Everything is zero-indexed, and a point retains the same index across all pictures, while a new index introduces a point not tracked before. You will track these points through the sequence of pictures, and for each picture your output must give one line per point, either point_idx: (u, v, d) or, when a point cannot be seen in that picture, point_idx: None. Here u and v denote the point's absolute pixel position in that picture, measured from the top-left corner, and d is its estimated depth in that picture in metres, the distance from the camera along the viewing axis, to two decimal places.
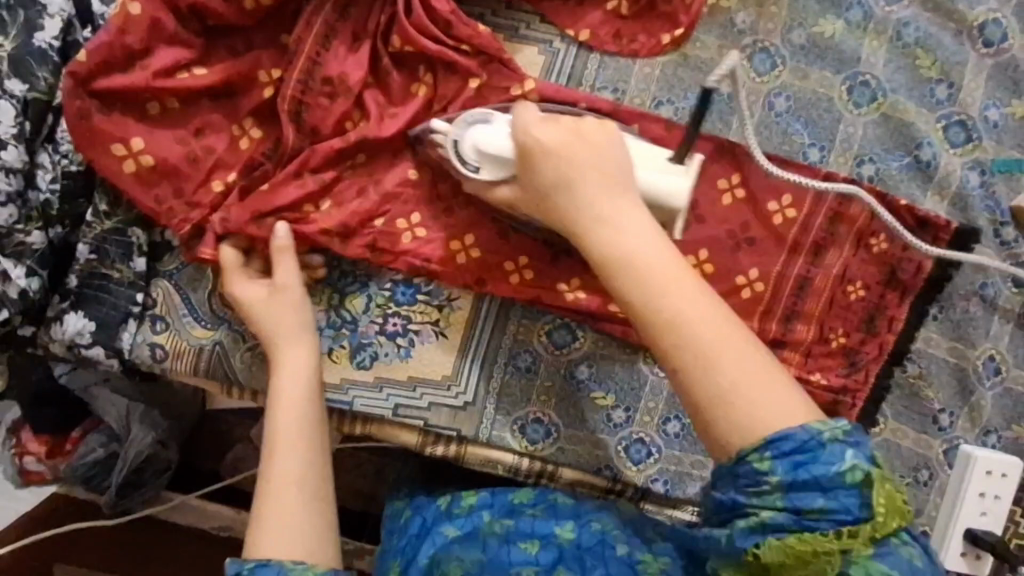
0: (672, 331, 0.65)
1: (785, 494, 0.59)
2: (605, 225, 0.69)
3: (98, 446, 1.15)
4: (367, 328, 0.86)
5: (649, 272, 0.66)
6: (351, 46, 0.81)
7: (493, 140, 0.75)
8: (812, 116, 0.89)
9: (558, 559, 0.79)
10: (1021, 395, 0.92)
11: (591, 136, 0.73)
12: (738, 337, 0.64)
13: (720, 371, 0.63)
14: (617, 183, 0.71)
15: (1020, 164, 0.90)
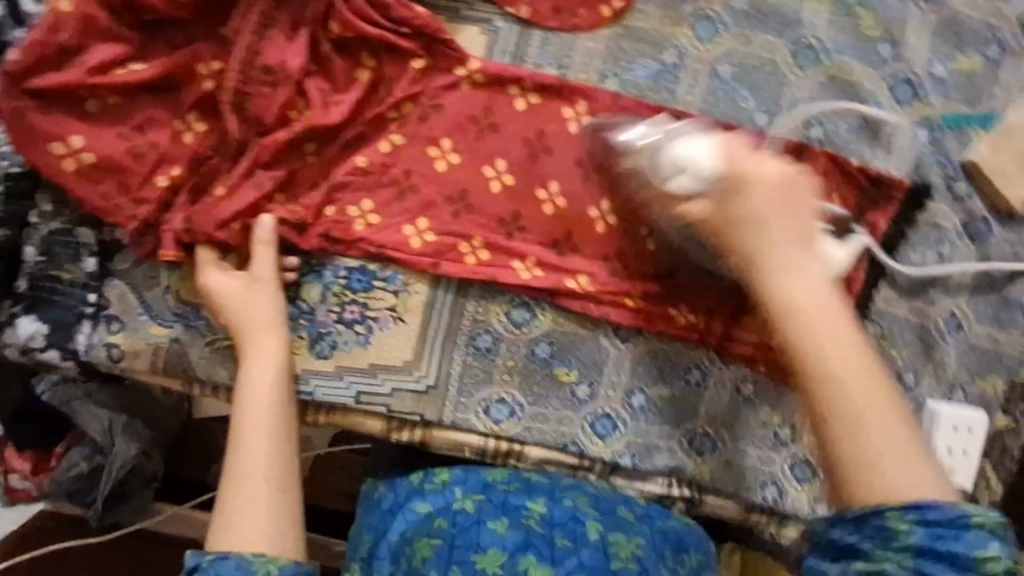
0: (834, 381, 0.63)
1: (916, 557, 0.56)
2: (789, 272, 0.69)
3: (81, 460, 1.10)
4: (324, 318, 0.87)
5: (817, 323, 0.66)
6: (290, 34, 0.81)
7: (694, 150, 0.74)
8: (757, 81, 0.89)
9: (527, 544, 0.77)
10: (987, 351, 0.92)
11: (804, 191, 0.74)
12: (893, 411, 0.62)
13: (869, 432, 0.61)
14: (810, 245, 0.71)
15: (967, 119, 0.91)
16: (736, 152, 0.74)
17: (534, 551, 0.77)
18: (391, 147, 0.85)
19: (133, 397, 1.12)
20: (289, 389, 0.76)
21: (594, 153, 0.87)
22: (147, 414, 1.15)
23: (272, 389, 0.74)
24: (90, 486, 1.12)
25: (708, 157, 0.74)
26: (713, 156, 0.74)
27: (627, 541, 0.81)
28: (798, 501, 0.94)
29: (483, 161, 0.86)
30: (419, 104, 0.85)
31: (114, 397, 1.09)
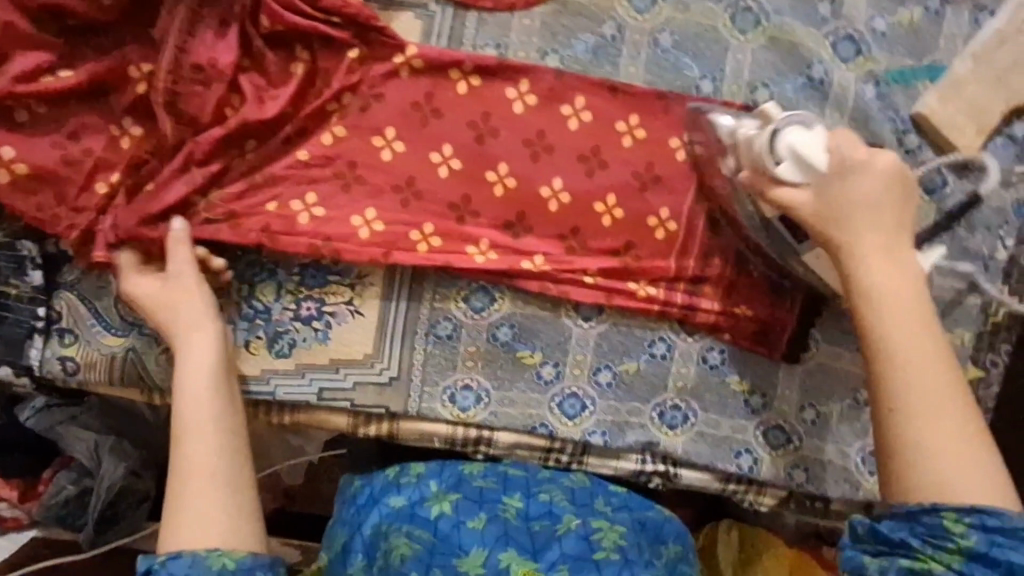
0: (909, 375, 0.65)
1: (966, 561, 0.59)
2: (877, 256, 0.70)
3: (68, 484, 1.08)
4: (281, 316, 0.86)
5: (897, 316, 0.67)
6: (220, 30, 0.80)
7: (815, 147, 0.72)
8: (698, 48, 0.89)
9: (506, 538, 0.77)
10: (949, 304, 0.94)
11: (903, 178, 0.73)
12: (959, 404, 0.65)
13: (930, 423, 0.64)
14: (899, 233, 0.71)
15: (912, 73, 0.91)
16: (847, 143, 0.72)
17: (514, 545, 0.77)
18: (334, 139, 0.84)
19: (119, 419, 1.12)
20: (228, 386, 0.76)
21: (540, 131, 0.87)
22: (134, 433, 1.12)
23: (208, 388, 0.73)
24: (80, 510, 1.08)
25: (822, 156, 0.72)
26: (824, 150, 0.72)
27: (611, 526, 0.81)
28: (772, 468, 0.94)
29: (428, 147, 0.85)
30: (359, 94, 0.84)
31: (97, 418, 1.09)
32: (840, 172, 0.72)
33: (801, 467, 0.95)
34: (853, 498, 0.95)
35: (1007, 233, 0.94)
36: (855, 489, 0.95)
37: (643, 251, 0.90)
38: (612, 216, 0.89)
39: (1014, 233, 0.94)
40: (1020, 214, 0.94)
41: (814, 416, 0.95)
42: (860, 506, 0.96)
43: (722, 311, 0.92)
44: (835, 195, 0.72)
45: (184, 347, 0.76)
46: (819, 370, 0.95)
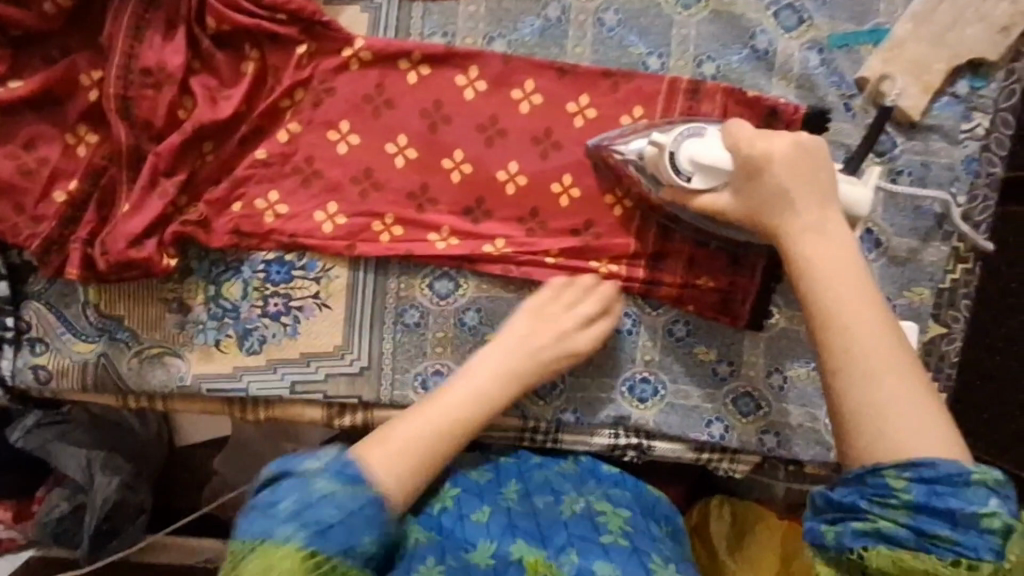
0: (848, 338, 0.68)
1: (912, 515, 0.60)
2: (807, 233, 0.74)
3: (62, 501, 1.16)
4: (249, 314, 0.87)
5: (832, 286, 0.70)
6: (167, 33, 0.81)
7: (711, 153, 0.79)
8: (643, 25, 0.91)
9: (512, 529, 0.79)
10: (906, 262, 0.96)
11: (815, 153, 0.76)
12: (902, 365, 0.67)
13: (875, 385, 0.66)
14: (828, 205, 0.75)
15: (855, 36, 0.93)
16: (742, 133, 0.78)
17: (522, 535, 0.79)
18: (289, 136, 0.86)
19: (112, 434, 1.19)
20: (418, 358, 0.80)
21: (493, 116, 0.88)
22: (127, 446, 1.20)
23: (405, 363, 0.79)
24: (77, 523, 1.17)
25: (722, 158, 0.78)
26: (723, 151, 0.79)
27: (615, 512, 0.84)
28: (743, 435, 0.96)
29: (383, 137, 0.87)
30: (311, 89, 0.85)
31: (86, 434, 1.16)
32: (748, 168, 0.77)
33: (772, 432, 0.96)
34: (825, 460, 0.96)
35: (958, 190, 0.95)
36: (827, 451, 0.96)
37: (603, 228, 0.91)
38: (569, 195, 0.90)
39: (965, 189, 0.95)
40: (969, 168, 0.95)
41: (781, 381, 0.96)
42: (832, 468, 0.97)
43: (684, 283, 0.93)
44: (753, 189, 0.77)
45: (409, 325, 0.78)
46: (783, 335, 0.96)
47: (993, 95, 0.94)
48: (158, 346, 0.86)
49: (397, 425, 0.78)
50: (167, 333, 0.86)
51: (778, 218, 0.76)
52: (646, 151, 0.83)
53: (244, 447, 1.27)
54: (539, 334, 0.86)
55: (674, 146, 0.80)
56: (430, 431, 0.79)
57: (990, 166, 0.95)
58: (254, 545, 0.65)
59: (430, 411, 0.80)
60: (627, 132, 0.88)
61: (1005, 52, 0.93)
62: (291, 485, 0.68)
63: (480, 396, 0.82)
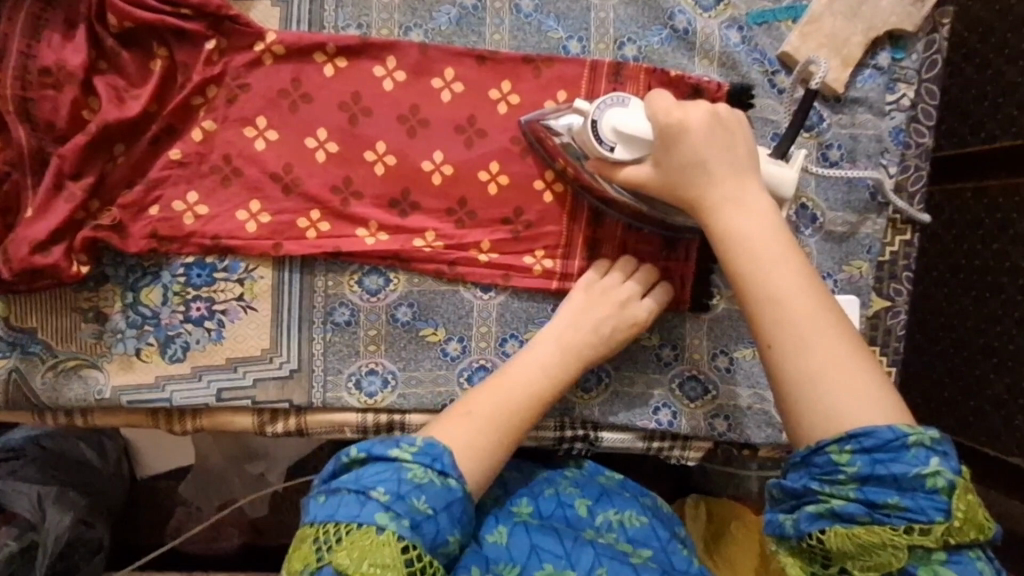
0: (773, 308, 0.66)
1: (860, 487, 0.57)
2: (730, 205, 0.72)
3: (10, 539, 1.04)
4: (170, 319, 0.84)
5: (761, 255, 0.68)
6: (67, 33, 0.80)
7: (635, 122, 0.77)
8: (560, 10, 0.90)
9: (537, 550, 0.72)
10: (843, 236, 0.95)
11: (728, 125, 0.76)
12: (836, 328, 0.64)
13: (810, 349, 0.63)
14: (746, 175, 0.74)
15: (772, 13, 0.93)
16: (661, 102, 0.77)
17: (548, 558, 0.71)
18: (204, 135, 0.83)
19: (66, 468, 1.14)
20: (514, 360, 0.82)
21: (414, 106, 0.87)
22: (83, 479, 1.16)
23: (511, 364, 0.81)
24: (29, 564, 1.05)
25: (644, 126, 0.77)
26: (646, 121, 0.77)
27: (637, 551, 0.76)
28: (692, 420, 0.93)
29: (302, 132, 0.85)
30: (224, 86, 0.84)
31: (37, 468, 1.12)
32: (666, 138, 0.76)
33: (722, 415, 0.93)
34: (778, 441, 0.93)
35: (888, 161, 0.95)
36: (778, 432, 0.93)
37: (534, 216, 0.89)
38: (497, 183, 0.88)
39: (896, 160, 0.96)
40: (897, 139, 0.96)
41: (727, 363, 0.94)
42: (785, 450, 0.94)
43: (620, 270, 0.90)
44: (671, 160, 0.76)
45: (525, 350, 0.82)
46: (727, 315, 0.94)
47: (914, 66, 0.95)
48: (75, 357, 0.83)
49: (472, 399, 0.76)
50: (84, 343, 0.83)
51: (698, 190, 0.74)
52: (574, 125, 0.81)
53: (210, 473, 1.25)
54: (597, 308, 0.84)
55: (597, 114, 0.78)
56: (506, 405, 0.76)
57: (919, 136, 0.96)
58: (345, 527, 0.60)
59: (499, 385, 0.77)
60: (558, 108, 0.86)
61: (920, 22, 0.94)
62: (380, 471, 0.64)
63: (545, 369, 0.80)
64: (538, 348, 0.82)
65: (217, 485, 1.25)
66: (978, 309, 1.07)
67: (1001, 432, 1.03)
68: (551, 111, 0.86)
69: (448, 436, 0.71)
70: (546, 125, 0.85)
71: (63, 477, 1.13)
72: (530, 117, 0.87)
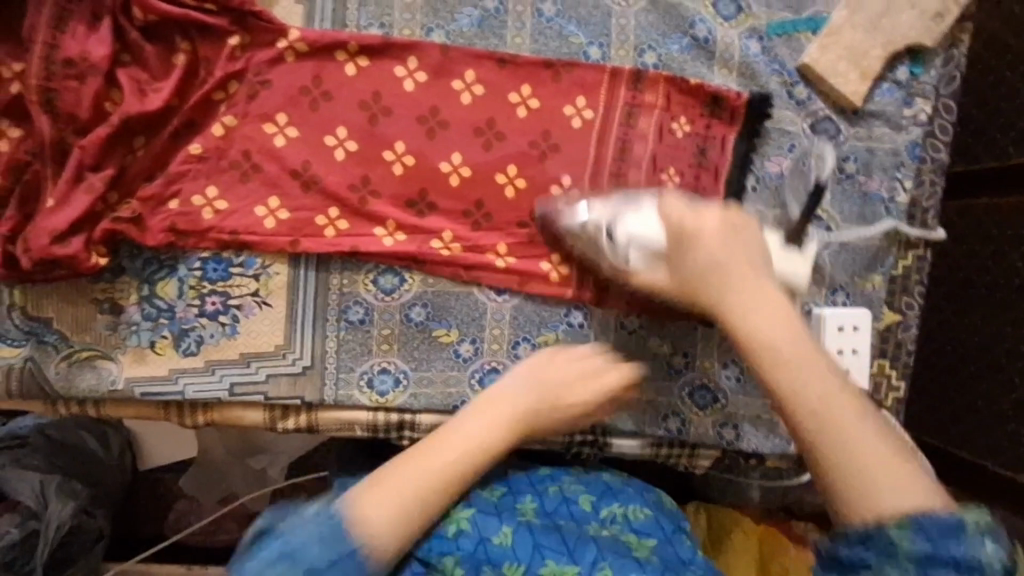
0: (809, 401, 0.61)
1: (920, 565, 0.53)
2: (743, 300, 0.68)
3: (12, 527, 1.05)
4: (185, 313, 0.84)
5: (785, 346, 0.64)
6: (91, 25, 0.80)
7: (646, 229, 0.78)
8: (581, 15, 0.90)
9: (541, 547, 0.73)
10: (858, 248, 0.95)
11: (738, 225, 0.73)
12: (869, 416, 0.61)
13: (853, 440, 0.59)
14: (757, 269, 0.71)
15: (792, 24, 0.94)
16: (671, 204, 0.75)
17: (550, 555, 0.72)
18: (224, 130, 0.84)
19: (72, 457, 1.15)
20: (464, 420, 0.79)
21: (434, 107, 0.87)
22: (88, 470, 1.16)
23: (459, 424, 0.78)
24: (27, 556, 1.05)
25: (657, 229, 0.78)
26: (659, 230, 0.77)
27: (641, 542, 0.77)
28: (700, 428, 0.93)
29: (322, 130, 0.85)
30: (245, 82, 0.84)
31: (41, 457, 1.13)
32: (677, 239, 0.74)
33: (730, 424, 0.93)
34: (785, 451, 0.94)
35: (904, 176, 0.95)
36: (786, 441, 0.93)
37: (550, 221, 0.89)
38: (514, 186, 0.88)
39: (911, 175, 0.95)
40: (913, 154, 0.96)
41: (737, 372, 0.94)
42: (792, 460, 0.95)
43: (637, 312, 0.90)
44: (686, 263, 0.73)
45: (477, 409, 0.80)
46: None
47: (932, 81, 0.95)
48: (89, 349, 0.83)
49: (419, 460, 0.74)
50: (99, 335, 0.83)
51: (716, 293, 0.70)
52: (591, 226, 0.83)
53: (213, 466, 1.24)
54: (545, 375, 0.82)
55: (612, 223, 0.80)
56: (443, 473, 0.74)
57: (935, 151, 0.96)
58: None
59: (441, 446, 0.75)
60: (573, 198, 0.87)
61: (939, 38, 0.94)
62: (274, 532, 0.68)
63: (489, 436, 0.77)
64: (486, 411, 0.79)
65: (218, 478, 1.25)
66: (987, 324, 1.08)
67: (1005, 447, 1.04)
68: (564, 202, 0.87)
69: (378, 498, 0.70)
70: (558, 213, 0.86)
71: (69, 466, 1.14)
72: (543, 207, 0.88)
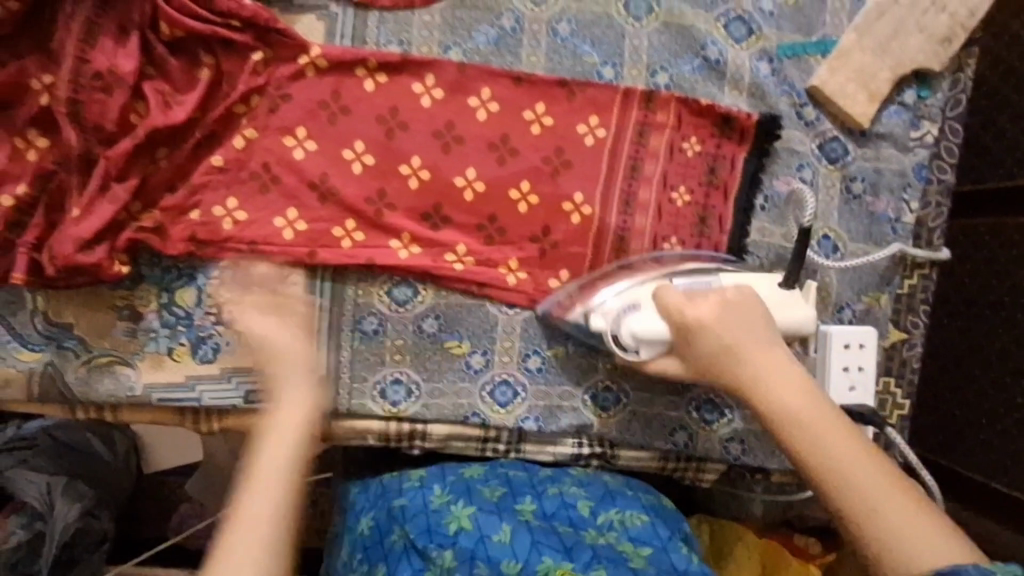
0: (835, 472, 0.62)
1: None
2: (755, 377, 0.69)
3: (18, 529, 1.06)
4: (203, 321, 0.86)
5: (804, 418, 0.65)
6: (119, 38, 0.81)
7: (648, 326, 0.79)
8: (595, 35, 0.92)
9: (538, 546, 0.74)
10: (864, 267, 0.97)
11: (742, 305, 0.75)
12: (896, 478, 0.61)
13: (882, 508, 0.59)
14: (766, 342, 0.72)
15: (803, 47, 0.95)
16: (671, 295, 0.78)
17: (548, 553, 0.73)
18: (245, 142, 0.86)
19: (77, 459, 1.16)
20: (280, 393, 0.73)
21: (450, 123, 0.89)
22: (97, 473, 1.17)
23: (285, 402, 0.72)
24: (32, 557, 1.06)
25: (657, 326, 0.78)
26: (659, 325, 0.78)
27: (636, 551, 0.77)
28: (707, 443, 0.94)
29: (340, 143, 0.87)
30: (267, 96, 0.86)
31: (49, 460, 1.14)
32: (682, 325, 0.76)
33: (737, 440, 0.95)
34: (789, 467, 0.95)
35: (910, 197, 0.97)
36: None
37: (561, 235, 0.91)
38: (527, 202, 0.90)
39: (917, 196, 0.97)
40: (920, 175, 0.97)
41: None
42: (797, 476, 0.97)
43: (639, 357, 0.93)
44: (697, 342, 0.74)
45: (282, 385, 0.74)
46: None
47: (939, 104, 0.97)
48: (108, 355, 0.85)
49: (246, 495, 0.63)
50: (118, 341, 0.85)
51: (729, 372, 0.71)
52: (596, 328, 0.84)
53: (219, 470, 1.25)
54: (279, 371, 0.74)
55: (616, 326, 0.81)
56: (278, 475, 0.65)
57: (941, 173, 0.97)
58: None
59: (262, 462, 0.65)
60: (571, 292, 0.89)
61: (947, 63, 0.96)
62: None
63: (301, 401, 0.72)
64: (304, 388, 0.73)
65: (225, 485, 1.25)
66: (990, 344, 1.09)
67: (1009, 466, 1.04)
68: (562, 294, 0.89)
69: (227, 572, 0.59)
70: (559, 303, 0.89)
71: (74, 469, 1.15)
72: (544, 306, 0.90)
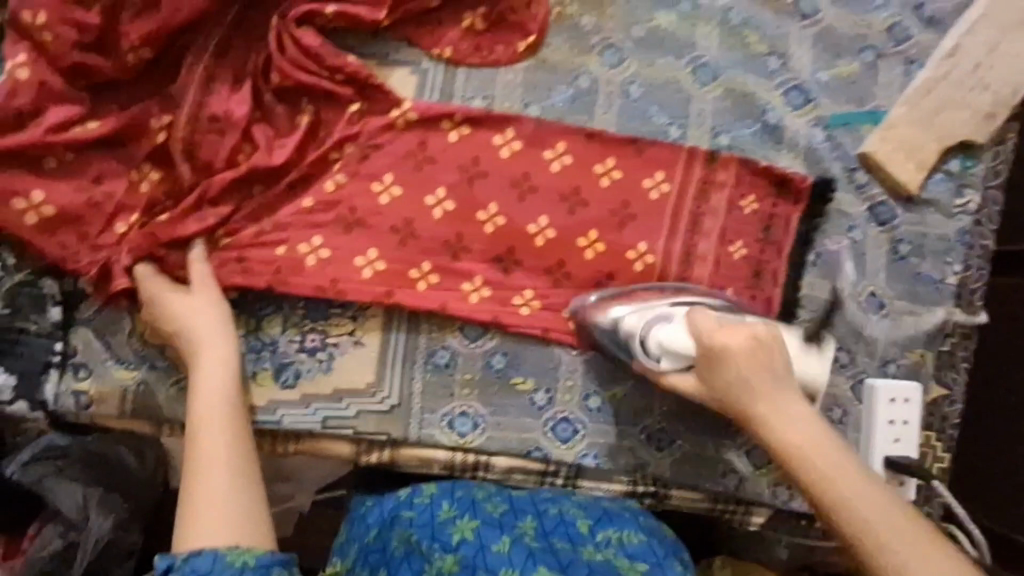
0: (846, 511, 0.73)
1: None
2: (772, 420, 0.79)
3: (54, 538, 0.97)
4: (287, 348, 0.91)
5: (816, 462, 0.76)
6: (234, 87, 0.91)
7: (678, 340, 0.85)
8: (662, 98, 1.00)
9: (535, 558, 0.74)
10: (909, 325, 1.01)
11: (767, 341, 0.81)
12: (904, 517, 0.72)
13: (890, 543, 0.70)
14: (783, 382, 0.81)
15: (854, 116, 1.02)
16: (704, 321, 0.84)
17: (543, 563, 0.73)
18: (335, 186, 0.92)
19: (102, 470, 1.00)
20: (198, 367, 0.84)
21: (526, 173, 0.95)
22: (123, 485, 1.02)
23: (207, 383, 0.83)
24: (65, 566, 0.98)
25: (685, 340, 0.85)
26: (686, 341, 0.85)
27: (631, 566, 0.78)
28: (756, 486, 0.98)
29: (423, 191, 0.93)
30: (359, 144, 0.93)
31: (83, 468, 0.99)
32: (709, 352, 0.82)
33: (784, 484, 0.99)
34: None
35: (953, 260, 1.02)
36: None
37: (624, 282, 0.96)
38: (594, 249, 0.96)
39: (960, 259, 1.02)
40: (962, 240, 1.03)
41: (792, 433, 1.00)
42: None
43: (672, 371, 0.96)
44: (716, 374, 0.82)
45: (200, 360, 0.84)
46: None
47: (981, 174, 1.03)
48: None
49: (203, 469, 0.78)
50: None
51: (748, 407, 0.81)
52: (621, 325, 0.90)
53: None
54: (197, 346, 0.84)
55: (644, 329, 0.87)
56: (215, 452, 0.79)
57: (982, 238, 1.03)
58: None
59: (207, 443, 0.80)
60: (607, 294, 0.94)
61: (988, 137, 1.02)
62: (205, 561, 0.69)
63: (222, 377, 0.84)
64: (223, 365, 0.84)
65: None
66: None
67: None
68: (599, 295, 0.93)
69: (205, 516, 0.74)
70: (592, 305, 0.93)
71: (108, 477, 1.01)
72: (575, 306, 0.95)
